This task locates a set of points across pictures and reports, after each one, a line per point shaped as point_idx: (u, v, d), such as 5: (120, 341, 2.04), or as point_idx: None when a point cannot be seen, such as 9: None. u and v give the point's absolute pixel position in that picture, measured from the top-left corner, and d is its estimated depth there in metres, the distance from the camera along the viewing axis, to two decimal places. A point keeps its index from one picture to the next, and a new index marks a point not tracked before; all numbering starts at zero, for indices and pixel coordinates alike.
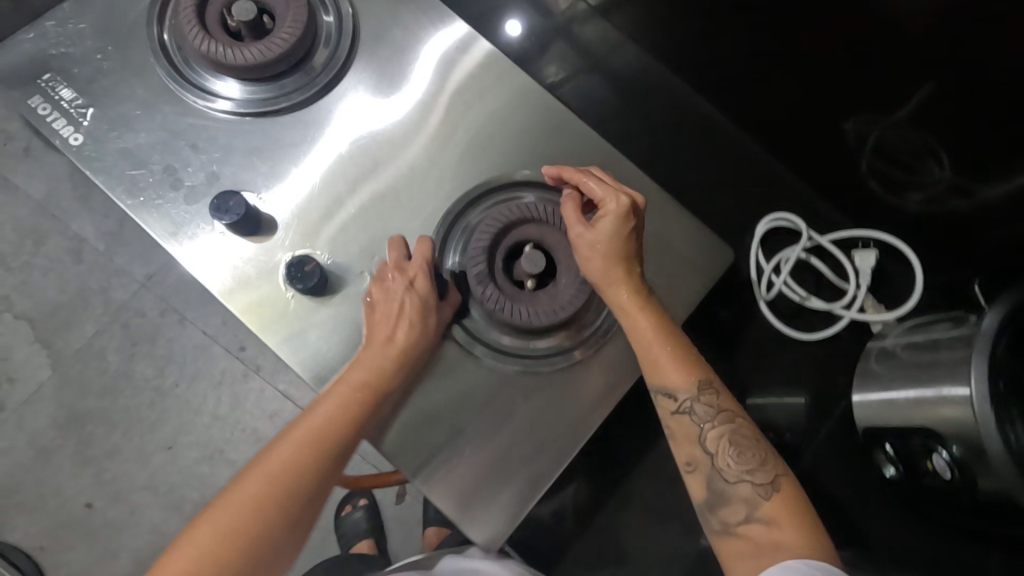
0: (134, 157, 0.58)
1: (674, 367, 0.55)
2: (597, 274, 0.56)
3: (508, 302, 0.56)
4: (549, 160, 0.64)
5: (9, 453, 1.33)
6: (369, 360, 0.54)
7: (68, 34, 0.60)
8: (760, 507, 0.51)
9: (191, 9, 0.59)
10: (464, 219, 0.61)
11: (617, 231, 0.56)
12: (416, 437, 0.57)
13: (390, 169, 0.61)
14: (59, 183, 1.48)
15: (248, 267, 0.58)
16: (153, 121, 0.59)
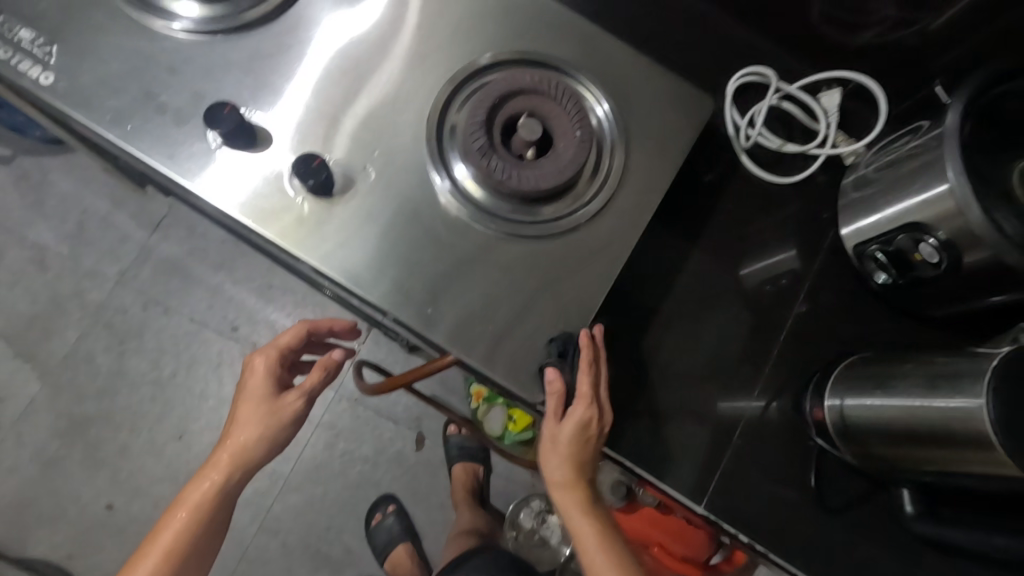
0: (110, 87, 0.57)
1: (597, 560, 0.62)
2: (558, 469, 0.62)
3: (515, 171, 0.59)
4: (524, 37, 0.65)
5: (14, 472, 1.30)
6: (247, 425, 0.71)
7: None
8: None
9: None
10: (451, 105, 0.62)
11: (582, 438, 0.61)
12: (462, 319, 0.58)
13: (373, 64, 0.61)
14: (5, 193, 1.44)
15: (251, 178, 0.57)
16: (123, 50, 0.58)
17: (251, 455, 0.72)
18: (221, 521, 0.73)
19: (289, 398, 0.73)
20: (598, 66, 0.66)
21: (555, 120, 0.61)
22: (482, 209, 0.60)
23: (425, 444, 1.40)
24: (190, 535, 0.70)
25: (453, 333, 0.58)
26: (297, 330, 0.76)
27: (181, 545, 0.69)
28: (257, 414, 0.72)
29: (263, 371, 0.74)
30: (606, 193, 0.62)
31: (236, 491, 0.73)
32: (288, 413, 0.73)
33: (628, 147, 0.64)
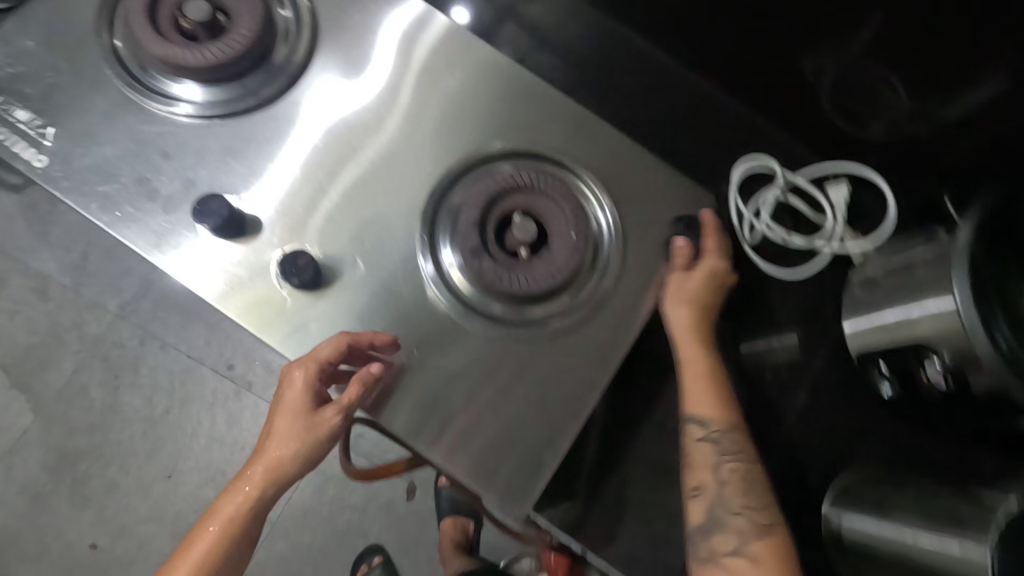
0: (102, 172, 0.58)
1: (710, 411, 0.67)
2: (681, 319, 0.66)
3: (505, 272, 0.62)
4: (519, 130, 0.68)
5: (0, 505, 1.29)
6: (281, 439, 0.63)
7: (17, 52, 0.59)
8: (750, 556, 0.63)
9: (143, 13, 0.59)
10: (448, 199, 0.65)
11: (708, 285, 0.67)
12: (433, 415, 0.60)
13: (367, 153, 0.63)
14: (12, 221, 1.45)
15: (234, 267, 0.59)
16: (118, 134, 0.59)
17: (285, 471, 0.64)
18: (253, 531, 0.68)
19: (328, 413, 0.62)
20: (596, 161, 0.68)
21: (552, 220, 0.64)
22: (472, 305, 0.63)
23: (416, 494, 1.37)
24: (217, 554, 0.65)
25: (434, 432, 0.60)
26: (332, 339, 0.58)
27: (211, 563, 0.65)
28: (293, 429, 0.62)
29: (299, 387, 0.60)
30: (596, 297, 0.64)
31: (270, 504, 0.67)
32: (324, 432, 0.62)
33: (626, 248, 0.66)
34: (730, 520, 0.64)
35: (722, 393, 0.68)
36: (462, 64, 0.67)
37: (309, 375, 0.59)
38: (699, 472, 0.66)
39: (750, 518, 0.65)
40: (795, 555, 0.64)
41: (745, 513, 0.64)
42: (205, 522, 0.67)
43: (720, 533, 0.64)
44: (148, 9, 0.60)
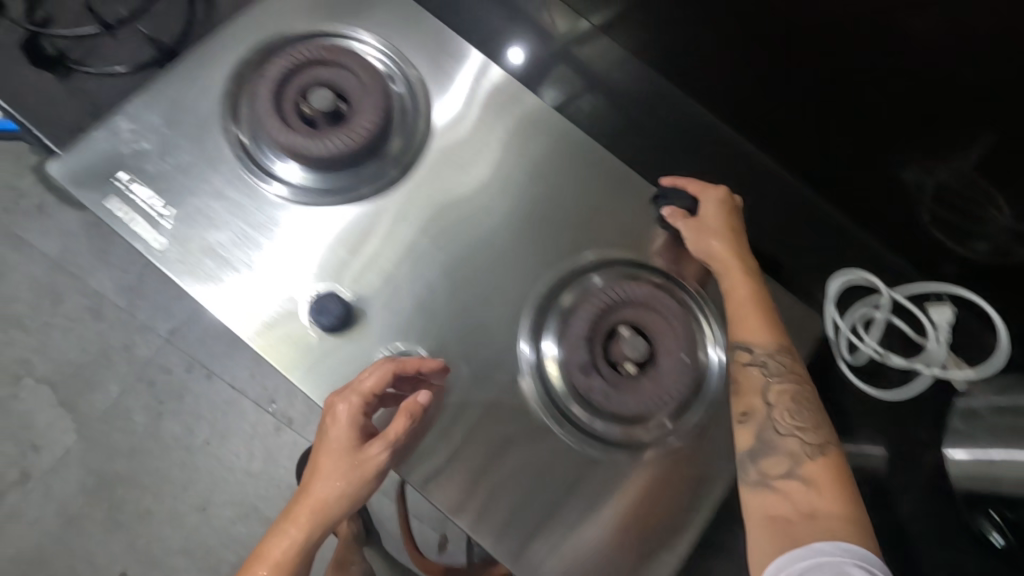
0: (217, 253, 0.77)
1: (761, 337, 0.78)
2: (714, 253, 0.81)
3: (611, 388, 0.76)
4: (597, 240, 0.85)
5: (36, 524, 1.29)
6: (329, 475, 0.70)
7: (143, 133, 0.77)
8: (803, 462, 0.73)
9: (272, 105, 0.76)
10: (553, 307, 0.83)
11: (721, 217, 0.83)
12: (464, 469, 0.77)
13: (470, 237, 0.82)
14: (74, 238, 1.47)
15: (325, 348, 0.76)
16: (226, 216, 0.78)
17: (332, 510, 0.70)
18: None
19: (373, 449, 0.72)
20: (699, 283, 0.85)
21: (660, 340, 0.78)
22: (560, 405, 0.80)
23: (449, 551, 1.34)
24: None
25: (475, 474, 0.77)
26: (383, 371, 0.72)
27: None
28: (341, 466, 0.71)
29: (346, 422, 0.72)
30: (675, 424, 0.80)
31: (313, 553, 0.71)
32: (371, 466, 0.71)
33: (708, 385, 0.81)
34: (782, 441, 0.75)
35: (767, 313, 0.79)
36: (519, 123, 0.86)
37: (358, 404, 0.72)
38: (748, 398, 0.77)
39: (802, 438, 0.75)
40: (845, 467, 0.74)
41: (797, 433, 0.75)
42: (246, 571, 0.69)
43: (770, 456, 0.74)
44: (275, 102, 0.77)
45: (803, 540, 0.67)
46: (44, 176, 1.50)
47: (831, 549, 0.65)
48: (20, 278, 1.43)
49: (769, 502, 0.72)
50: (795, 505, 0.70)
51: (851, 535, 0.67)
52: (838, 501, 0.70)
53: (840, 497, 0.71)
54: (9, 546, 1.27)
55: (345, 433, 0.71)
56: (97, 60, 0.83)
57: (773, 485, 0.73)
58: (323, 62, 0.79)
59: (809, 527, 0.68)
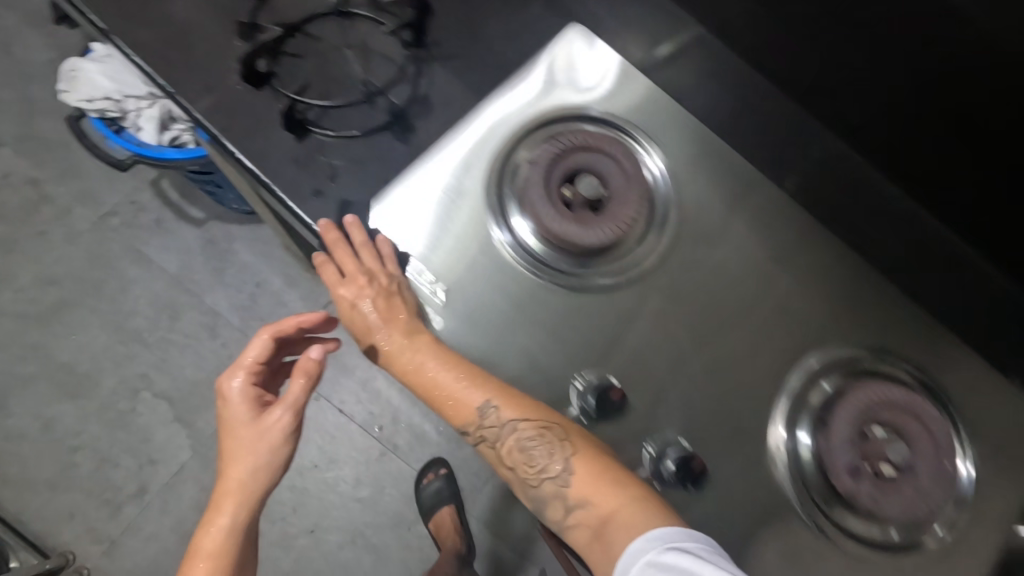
0: (417, 293, 0.62)
1: (461, 397, 0.57)
2: (379, 340, 0.59)
3: (878, 496, 0.57)
4: (907, 329, 0.63)
5: (154, 539, 1.31)
6: (241, 456, 0.67)
7: (329, 162, 0.71)
8: (570, 496, 0.54)
9: (540, 168, 0.62)
10: (811, 405, 0.61)
11: (361, 300, 0.60)
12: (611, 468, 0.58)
13: (716, 312, 0.63)
14: (190, 254, 1.50)
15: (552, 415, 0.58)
16: (426, 254, 0.61)
17: (250, 486, 0.68)
18: (246, 551, 0.71)
19: (272, 413, 0.69)
20: (979, 392, 0.62)
21: (921, 443, 0.58)
22: (827, 514, 0.58)
23: None
24: None
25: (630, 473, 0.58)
26: (262, 341, 0.72)
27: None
28: (246, 444, 0.68)
29: (238, 396, 0.70)
30: (961, 523, 0.58)
31: (250, 527, 0.70)
32: (273, 430, 0.68)
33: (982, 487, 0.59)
34: (541, 494, 0.56)
35: (450, 365, 0.58)
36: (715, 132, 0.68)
37: (247, 378, 0.71)
38: (501, 466, 0.58)
39: (550, 475, 0.55)
40: (609, 459, 0.56)
41: (546, 476, 0.55)
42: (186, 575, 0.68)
43: (546, 510, 0.56)
44: (546, 166, 0.62)
45: (615, 552, 0.51)
46: (161, 191, 1.54)
47: (641, 547, 0.49)
48: (140, 291, 1.46)
49: (582, 548, 0.54)
50: (593, 529, 0.53)
51: (644, 520, 0.51)
52: (609, 498, 0.53)
53: (622, 499, 0.53)
54: (127, 559, 1.29)
55: (243, 415, 0.69)
56: (333, 121, 0.72)
57: (574, 536, 0.55)
58: (586, 145, 0.64)
59: (618, 540, 0.51)
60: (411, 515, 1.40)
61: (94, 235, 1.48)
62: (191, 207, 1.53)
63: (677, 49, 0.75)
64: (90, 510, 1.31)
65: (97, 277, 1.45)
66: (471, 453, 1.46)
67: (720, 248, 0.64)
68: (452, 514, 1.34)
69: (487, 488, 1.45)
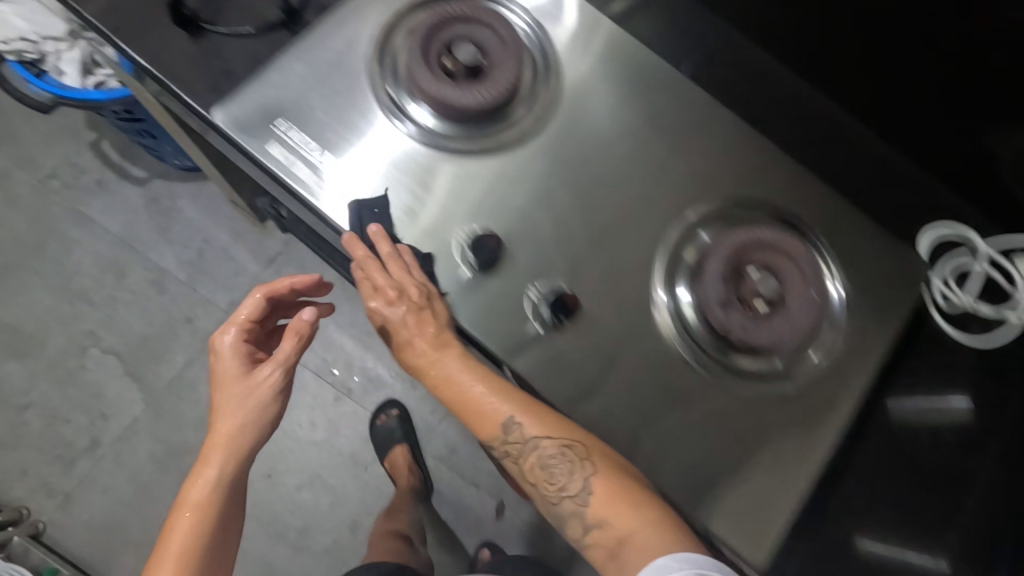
0: (300, 158, 0.60)
1: (494, 415, 0.57)
2: (413, 350, 0.58)
3: (753, 328, 0.59)
4: (773, 180, 0.67)
5: (109, 491, 1.32)
6: (230, 408, 0.67)
7: (221, 56, 0.71)
8: (588, 515, 0.56)
9: (420, 41, 0.63)
10: (682, 257, 0.64)
11: (394, 308, 0.58)
12: (496, 316, 0.59)
13: (593, 169, 0.64)
14: (134, 213, 1.50)
15: (436, 267, 0.60)
16: (308, 119, 0.61)
17: (240, 441, 0.67)
18: (233, 511, 0.68)
19: (263, 369, 0.68)
20: (842, 232, 0.66)
21: (790, 277, 0.60)
22: (701, 352, 0.61)
23: (506, 513, 1.43)
24: (191, 549, 0.63)
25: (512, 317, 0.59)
26: (255, 300, 0.71)
27: (197, 540, 0.64)
28: (234, 396, 0.67)
29: (230, 352, 0.70)
30: (827, 349, 0.62)
31: (239, 485, 0.68)
32: (265, 386, 0.68)
33: (848, 316, 0.63)
34: (562, 509, 0.57)
35: (484, 387, 0.57)
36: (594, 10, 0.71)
37: (240, 335, 0.71)
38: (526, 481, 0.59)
39: (570, 493, 0.56)
40: (638, 475, 0.57)
41: (567, 494, 0.56)
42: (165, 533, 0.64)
43: (564, 523, 0.57)
44: (425, 39, 0.63)
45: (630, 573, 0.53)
46: (101, 152, 1.53)
47: (666, 563, 0.51)
48: (84, 250, 1.45)
49: (599, 562, 0.55)
50: (610, 544, 0.55)
51: (667, 541, 0.53)
52: (631, 519, 0.54)
53: (644, 521, 0.54)
54: (82, 512, 1.30)
55: (234, 369, 0.69)
56: (228, 19, 0.72)
57: (591, 554, 0.56)
58: (464, 21, 0.65)
59: (639, 560, 0.52)
60: (369, 456, 1.42)
61: (34, 199, 1.47)
62: (133, 167, 1.52)
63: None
64: (43, 466, 1.31)
65: (39, 240, 1.45)
66: (426, 394, 1.48)
67: (597, 112, 0.66)
68: (405, 453, 1.36)
69: (443, 428, 1.47)
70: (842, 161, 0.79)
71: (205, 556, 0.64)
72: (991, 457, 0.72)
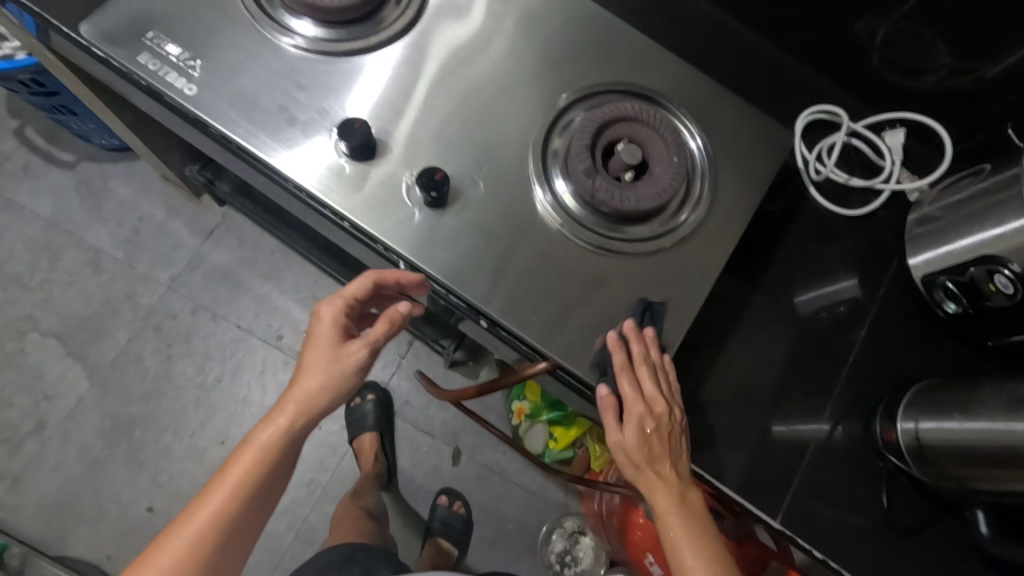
0: (171, 67, 0.62)
1: (694, 557, 0.59)
2: (648, 462, 0.61)
3: (617, 194, 0.62)
4: (631, 68, 0.72)
5: (59, 469, 1.31)
6: (314, 370, 0.70)
7: None
8: None
9: None
10: (550, 142, 0.67)
11: (648, 426, 0.61)
12: (377, 200, 0.63)
13: (459, 64, 0.68)
14: (65, 196, 1.48)
15: (314, 160, 0.62)
16: (177, 31, 0.63)
17: (316, 404, 0.70)
18: (288, 463, 0.71)
19: (353, 347, 0.72)
20: (698, 107, 0.71)
21: (650, 145, 0.64)
22: (577, 225, 0.64)
23: (462, 460, 1.46)
24: (252, 483, 0.67)
25: (390, 203, 0.63)
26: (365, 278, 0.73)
27: (249, 484, 0.67)
28: (322, 360, 0.70)
29: (329, 320, 0.73)
30: (696, 211, 0.67)
31: (300, 440, 0.72)
32: (349, 362, 0.71)
33: (716, 179, 0.68)
34: None
35: (698, 529, 0.60)
36: None
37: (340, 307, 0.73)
38: None
39: None
40: None
41: None
42: (231, 458, 0.69)
43: None
44: None
45: None
46: (26, 138, 1.51)
47: None
48: (16, 236, 1.44)
49: None
50: None
51: None
52: None
53: None
54: (33, 492, 1.29)
55: (331, 337, 0.72)
56: None
57: None
58: None
59: None
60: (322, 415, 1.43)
61: None
62: (60, 150, 1.51)
63: None
64: None
65: None
66: None
67: (463, 14, 0.69)
68: (374, 441, 1.36)
69: (393, 383, 1.48)
70: (717, 59, 0.86)
71: (254, 499, 0.68)
72: (863, 328, 0.76)
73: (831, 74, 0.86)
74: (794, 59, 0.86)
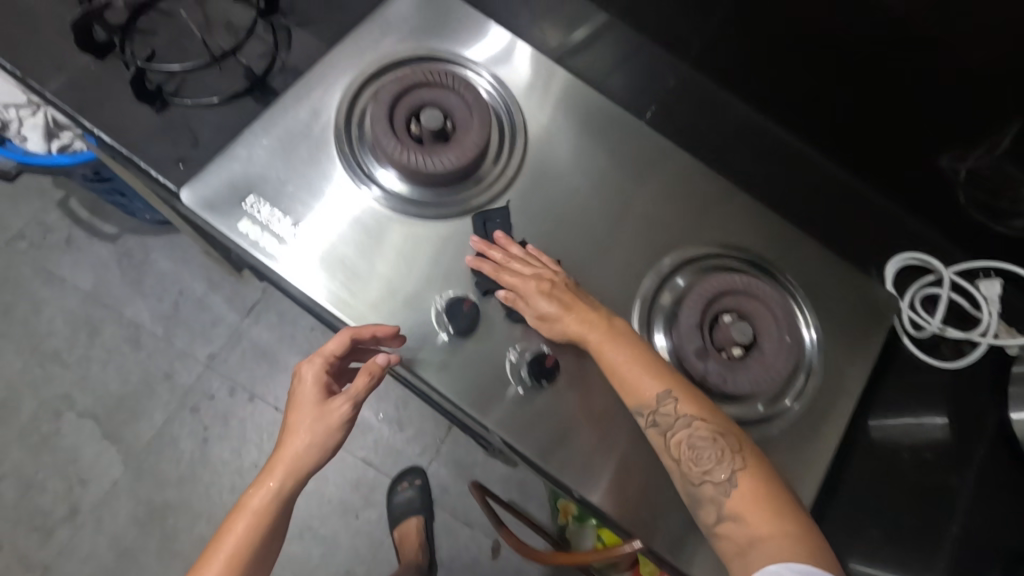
0: (273, 237, 0.61)
1: (641, 384, 0.58)
2: (557, 324, 0.61)
3: (728, 375, 0.61)
4: (731, 227, 0.69)
5: (90, 559, 1.28)
6: (298, 430, 0.62)
7: (188, 129, 0.71)
8: (726, 504, 0.55)
9: (383, 114, 0.64)
10: (657, 301, 0.66)
11: (539, 286, 0.61)
12: (477, 377, 0.62)
13: (555, 227, 0.67)
14: (106, 270, 1.47)
15: (415, 335, 0.62)
16: (278, 199, 0.62)
17: (304, 465, 0.62)
18: (282, 526, 0.64)
19: (336, 401, 0.63)
20: (800, 272, 0.69)
21: (762, 322, 0.63)
22: None
23: (503, 553, 1.41)
24: (244, 557, 0.60)
25: (489, 380, 0.62)
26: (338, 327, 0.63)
27: (243, 556, 0.60)
28: (305, 421, 0.62)
29: (310, 379, 0.64)
30: (800, 389, 0.64)
31: (293, 501, 0.64)
32: (336, 419, 0.63)
33: (823, 357, 0.66)
34: (700, 492, 0.57)
35: (629, 353, 0.59)
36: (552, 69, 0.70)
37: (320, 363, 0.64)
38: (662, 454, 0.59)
39: (714, 479, 0.56)
40: (778, 483, 0.56)
41: (709, 476, 0.56)
42: (222, 530, 0.62)
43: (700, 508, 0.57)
44: (389, 111, 0.64)
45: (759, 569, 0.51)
46: (69, 210, 1.50)
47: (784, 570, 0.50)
48: (55, 311, 1.42)
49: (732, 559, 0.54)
50: (738, 545, 0.54)
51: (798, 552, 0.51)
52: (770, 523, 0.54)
53: (775, 513, 0.54)
54: None
55: (311, 393, 0.63)
56: (192, 91, 0.72)
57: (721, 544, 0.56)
58: (427, 83, 0.66)
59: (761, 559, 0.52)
60: (360, 504, 1.39)
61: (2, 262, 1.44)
62: (103, 223, 1.49)
63: (591, 33, 0.82)
64: (19, 538, 1.27)
65: (7, 302, 1.41)
66: (413, 435, 1.45)
67: (561, 170, 0.68)
68: (418, 527, 1.32)
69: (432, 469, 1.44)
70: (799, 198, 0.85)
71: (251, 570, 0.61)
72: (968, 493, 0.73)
73: (916, 212, 0.84)
74: (878, 196, 0.85)
